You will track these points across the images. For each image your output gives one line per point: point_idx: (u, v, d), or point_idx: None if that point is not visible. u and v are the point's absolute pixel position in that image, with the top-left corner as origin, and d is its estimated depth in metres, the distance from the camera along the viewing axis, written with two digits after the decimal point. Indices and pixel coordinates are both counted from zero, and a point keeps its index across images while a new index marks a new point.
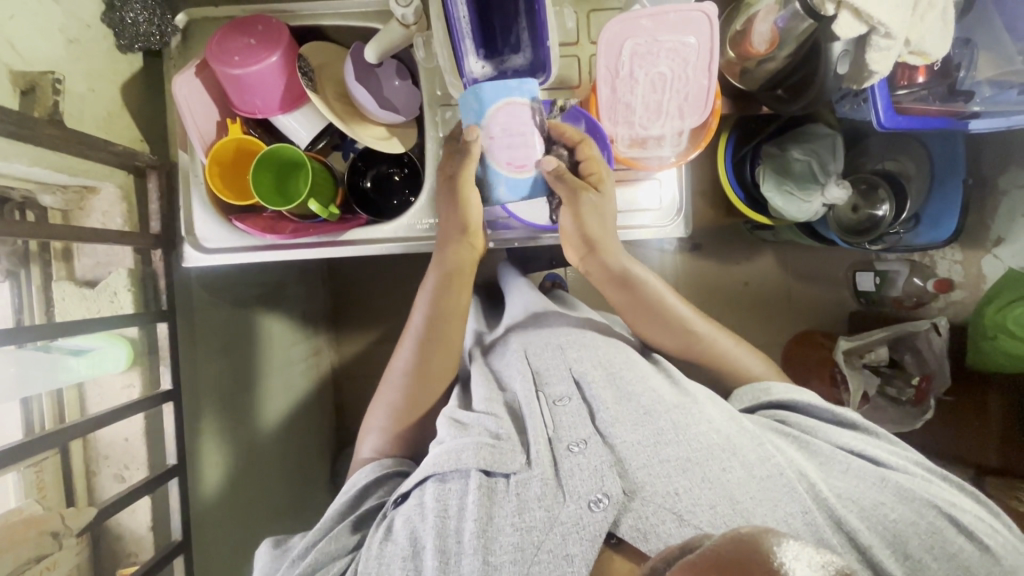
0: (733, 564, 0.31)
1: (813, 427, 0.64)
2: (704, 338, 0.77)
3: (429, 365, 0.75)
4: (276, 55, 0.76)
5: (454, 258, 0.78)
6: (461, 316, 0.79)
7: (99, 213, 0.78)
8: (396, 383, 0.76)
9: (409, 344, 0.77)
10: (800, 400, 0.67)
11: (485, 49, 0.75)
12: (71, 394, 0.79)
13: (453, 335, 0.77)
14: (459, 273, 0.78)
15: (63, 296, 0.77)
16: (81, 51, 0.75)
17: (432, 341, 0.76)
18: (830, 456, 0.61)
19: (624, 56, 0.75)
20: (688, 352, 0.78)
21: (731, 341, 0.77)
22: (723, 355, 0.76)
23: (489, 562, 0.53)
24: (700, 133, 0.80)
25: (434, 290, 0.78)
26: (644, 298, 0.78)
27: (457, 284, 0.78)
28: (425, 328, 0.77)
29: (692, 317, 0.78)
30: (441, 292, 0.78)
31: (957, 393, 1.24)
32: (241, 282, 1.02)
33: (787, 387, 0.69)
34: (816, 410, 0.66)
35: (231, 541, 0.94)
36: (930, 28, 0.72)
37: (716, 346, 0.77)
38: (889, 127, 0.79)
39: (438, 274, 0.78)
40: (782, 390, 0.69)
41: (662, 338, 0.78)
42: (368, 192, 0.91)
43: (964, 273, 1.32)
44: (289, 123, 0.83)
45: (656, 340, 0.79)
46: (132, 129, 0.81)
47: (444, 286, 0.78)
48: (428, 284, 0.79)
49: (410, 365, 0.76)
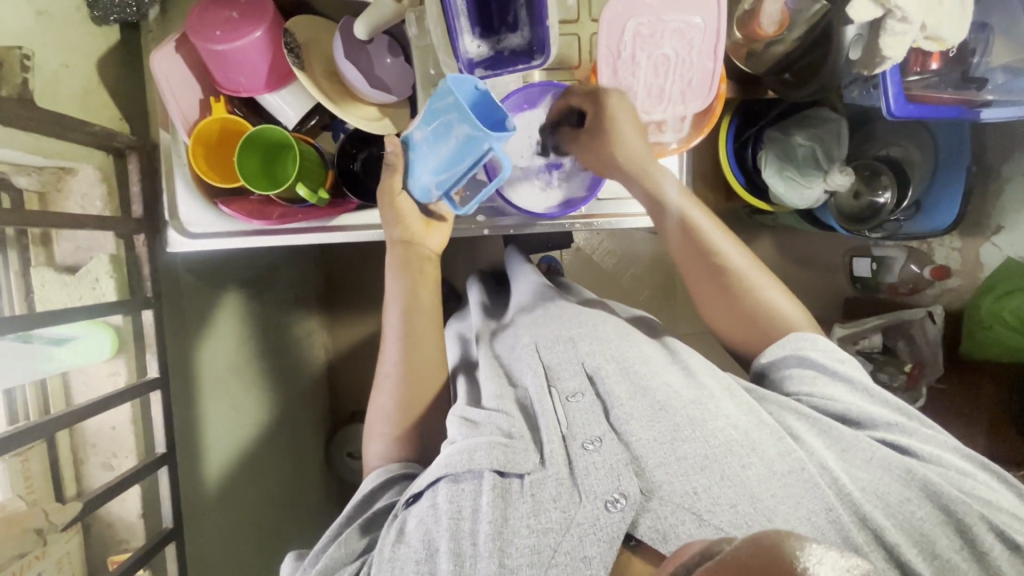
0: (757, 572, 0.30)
1: (840, 409, 0.62)
2: (742, 271, 0.71)
3: (415, 357, 0.74)
4: (260, 30, 0.72)
5: (407, 255, 0.77)
6: (433, 313, 0.77)
7: (78, 195, 0.75)
8: (388, 388, 0.73)
9: (389, 345, 0.75)
10: (829, 365, 0.65)
11: (481, 28, 0.71)
12: (55, 383, 0.77)
13: (430, 331, 0.76)
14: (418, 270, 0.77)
15: (42, 284, 0.74)
16: (51, 22, 0.71)
17: (410, 341, 0.74)
18: (853, 444, 0.60)
19: (626, 37, 0.72)
20: (734, 318, 0.72)
21: (767, 286, 0.71)
22: (759, 294, 0.70)
23: (505, 565, 0.52)
24: (703, 120, 0.78)
25: (399, 288, 0.76)
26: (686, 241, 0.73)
27: (420, 280, 0.77)
28: (401, 329, 0.75)
29: (728, 249, 0.72)
30: (407, 288, 0.76)
31: (950, 381, 1.25)
32: (228, 265, 1.00)
33: (812, 340, 0.67)
34: (840, 377, 0.65)
35: (226, 526, 0.93)
36: (947, 13, 0.69)
37: (765, 300, 0.70)
38: (899, 116, 0.76)
39: (397, 270, 0.76)
40: (828, 345, 0.67)
41: (695, 270, 0.73)
42: (358, 176, 0.86)
43: (961, 260, 1.31)
44: (274, 100, 0.80)
45: (694, 282, 0.73)
46: (111, 107, 0.77)
47: (404, 279, 0.76)
48: (392, 284, 0.77)
49: (397, 366, 0.74)
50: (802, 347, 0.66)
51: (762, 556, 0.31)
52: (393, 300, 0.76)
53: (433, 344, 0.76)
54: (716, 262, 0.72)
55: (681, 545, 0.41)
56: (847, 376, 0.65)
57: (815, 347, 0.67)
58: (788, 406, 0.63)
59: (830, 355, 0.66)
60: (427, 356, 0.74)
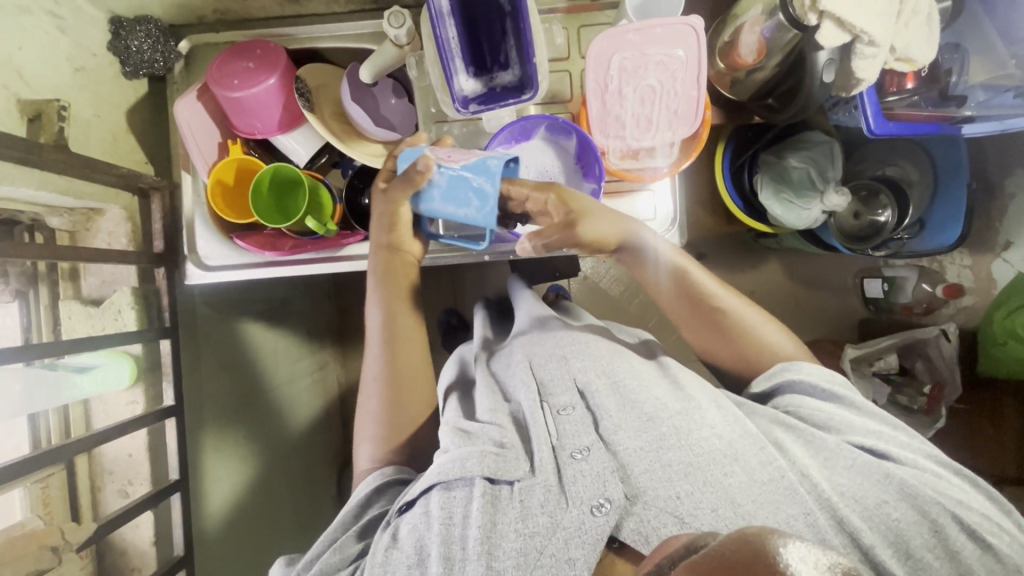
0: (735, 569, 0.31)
1: (824, 422, 0.63)
2: (728, 310, 0.74)
3: (399, 367, 0.76)
4: (274, 77, 0.79)
5: (390, 263, 0.78)
6: (415, 322, 0.79)
7: (104, 233, 0.80)
8: (372, 394, 0.76)
9: (372, 352, 0.78)
10: (815, 384, 0.67)
11: (475, 67, 0.77)
12: (77, 411, 0.81)
13: (411, 334, 0.78)
14: (395, 274, 0.79)
15: (69, 315, 0.78)
16: (86, 78, 0.78)
17: (392, 345, 0.77)
18: (834, 451, 0.60)
19: (612, 71, 0.77)
20: (733, 357, 0.75)
21: (765, 323, 0.74)
22: (749, 330, 0.73)
23: (492, 567, 0.53)
24: (691, 144, 0.81)
25: (380, 294, 0.78)
26: (682, 292, 0.75)
27: (397, 284, 0.78)
28: (383, 332, 0.78)
29: (718, 292, 0.75)
30: (385, 294, 0.78)
31: (970, 401, 1.21)
32: (243, 298, 1.04)
33: (818, 371, 0.68)
34: (830, 395, 0.66)
35: (237, 556, 0.95)
36: (915, 34, 0.72)
37: (743, 324, 0.74)
38: (880, 134, 0.79)
39: (378, 280, 0.79)
40: (815, 370, 0.68)
41: (690, 320, 0.75)
42: (366, 210, 0.90)
43: (973, 277, 1.30)
44: (288, 142, 0.86)
45: (687, 325, 0.76)
46: (137, 152, 0.84)
47: (387, 289, 0.78)
48: (374, 290, 0.79)
49: (379, 372, 0.76)
50: (785, 378, 0.68)
51: (743, 556, 0.31)
52: (375, 304, 0.79)
53: (419, 352, 0.78)
54: (716, 315, 0.74)
55: (667, 541, 0.42)
56: (830, 392, 0.66)
57: (815, 372, 0.68)
58: (773, 418, 0.64)
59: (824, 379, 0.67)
60: (412, 374, 0.77)
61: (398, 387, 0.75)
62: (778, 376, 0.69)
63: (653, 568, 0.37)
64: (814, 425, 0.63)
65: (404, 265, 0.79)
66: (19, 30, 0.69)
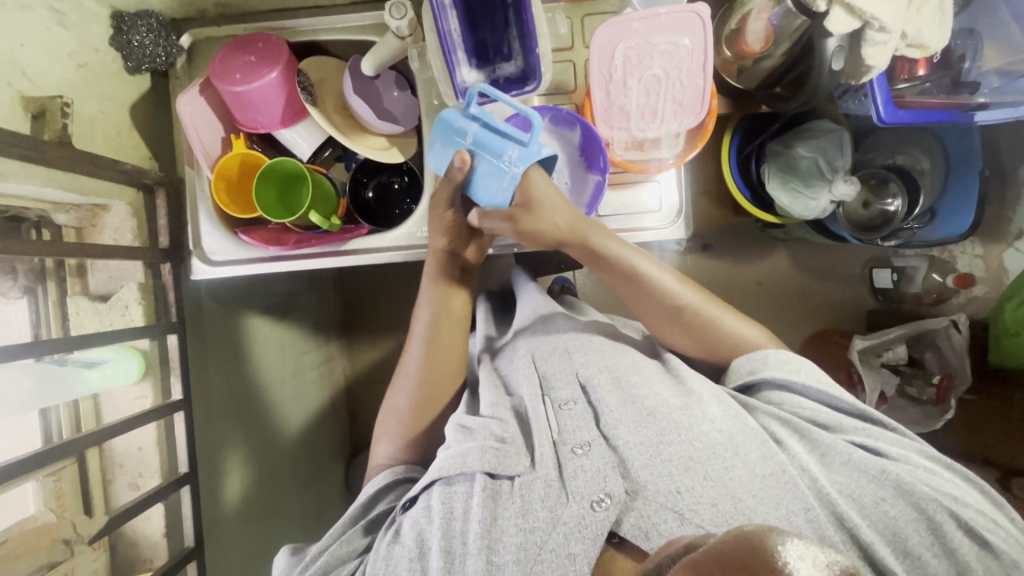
0: (735, 565, 0.31)
1: (823, 420, 0.62)
2: (697, 309, 0.73)
3: (438, 368, 0.76)
4: (276, 70, 0.78)
5: (445, 266, 0.79)
6: (462, 325, 0.80)
7: (110, 229, 0.80)
8: (406, 392, 0.75)
9: (414, 349, 0.77)
10: (795, 380, 0.65)
11: (477, 58, 0.76)
12: (87, 405, 0.82)
13: (458, 339, 0.78)
14: (451, 277, 0.79)
15: (77, 311, 0.79)
16: (88, 73, 0.78)
17: (436, 345, 0.77)
18: (831, 447, 0.60)
19: (616, 60, 0.76)
20: (702, 349, 0.74)
21: (743, 325, 0.73)
22: (727, 337, 0.72)
23: (492, 562, 0.53)
24: (696, 134, 0.80)
25: (432, 295, 0.79)
26: (649, 292, 0.74)
27: (453, 286, 0.79)
28: (428, 332, 0.77)
29: (677, 287, 0.74)
30: (441, 294, 0.78)
31: (980, 391, 1.20)
32: (249, 292, 1.04)
33: (785, 358, 0.67)
34: (818, 393, 0.64)
35: (247, 547, 0.96)
36: (927, 20, 0.71)
37: (721, 324, 0.73)
38: (890, 122, 0.78)
39: (432, 279, 0.79)
40: (781, 358, 0.67)
41: (658, 318, 0.75)
42: (370, 203, 0.92)
43: (985, 267, 1.28)
44: (291, 135, 0.85)
45: (653, 322, 0.76)
46: (140, 148, 0.85)
47: (440, 290, 0.79)
48: (426, 288, 0.79)
49: (419, 372, 0.75)
50: (759, 372, 0.67)
51: (744, 553, 0.31)
52: (424, 303, 0.79)
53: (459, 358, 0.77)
54: (691, 318, 0.73)
55: (669, 541, 0.41)
56: (824, 391, 0.64)
57: (793, 366, 0.66)
58: (769, 412, 0.63)
59: (806, 374, 0.65)
60: (448, 372, 0.76)
61: (433, 389, 0.75)
62: (755, 368, 0.67)
63: (653, 565, 0.37)
64: (811, 422, 0.63)
65: (460, 268, 0.80)
66: (20, 27, 0.69)
